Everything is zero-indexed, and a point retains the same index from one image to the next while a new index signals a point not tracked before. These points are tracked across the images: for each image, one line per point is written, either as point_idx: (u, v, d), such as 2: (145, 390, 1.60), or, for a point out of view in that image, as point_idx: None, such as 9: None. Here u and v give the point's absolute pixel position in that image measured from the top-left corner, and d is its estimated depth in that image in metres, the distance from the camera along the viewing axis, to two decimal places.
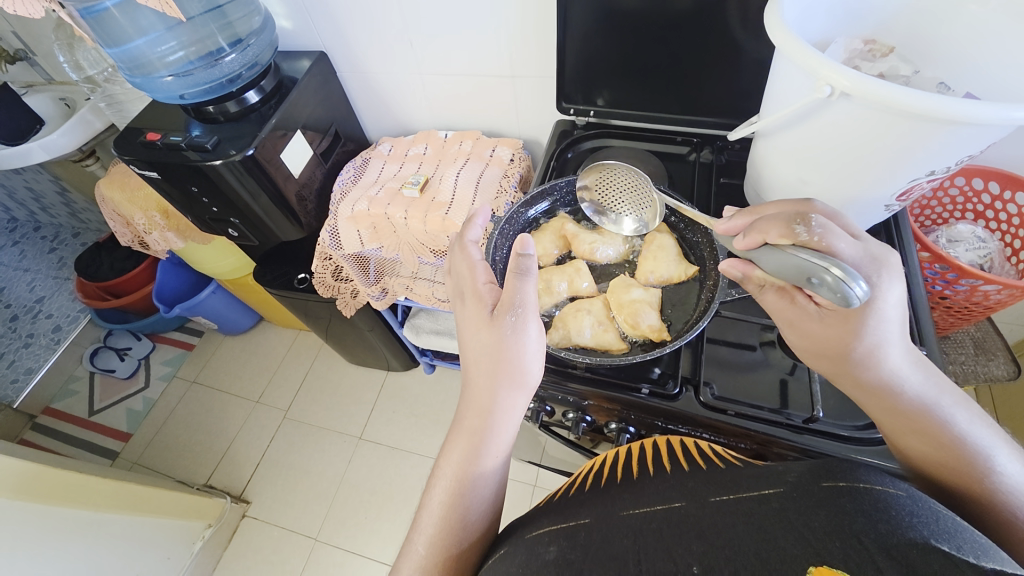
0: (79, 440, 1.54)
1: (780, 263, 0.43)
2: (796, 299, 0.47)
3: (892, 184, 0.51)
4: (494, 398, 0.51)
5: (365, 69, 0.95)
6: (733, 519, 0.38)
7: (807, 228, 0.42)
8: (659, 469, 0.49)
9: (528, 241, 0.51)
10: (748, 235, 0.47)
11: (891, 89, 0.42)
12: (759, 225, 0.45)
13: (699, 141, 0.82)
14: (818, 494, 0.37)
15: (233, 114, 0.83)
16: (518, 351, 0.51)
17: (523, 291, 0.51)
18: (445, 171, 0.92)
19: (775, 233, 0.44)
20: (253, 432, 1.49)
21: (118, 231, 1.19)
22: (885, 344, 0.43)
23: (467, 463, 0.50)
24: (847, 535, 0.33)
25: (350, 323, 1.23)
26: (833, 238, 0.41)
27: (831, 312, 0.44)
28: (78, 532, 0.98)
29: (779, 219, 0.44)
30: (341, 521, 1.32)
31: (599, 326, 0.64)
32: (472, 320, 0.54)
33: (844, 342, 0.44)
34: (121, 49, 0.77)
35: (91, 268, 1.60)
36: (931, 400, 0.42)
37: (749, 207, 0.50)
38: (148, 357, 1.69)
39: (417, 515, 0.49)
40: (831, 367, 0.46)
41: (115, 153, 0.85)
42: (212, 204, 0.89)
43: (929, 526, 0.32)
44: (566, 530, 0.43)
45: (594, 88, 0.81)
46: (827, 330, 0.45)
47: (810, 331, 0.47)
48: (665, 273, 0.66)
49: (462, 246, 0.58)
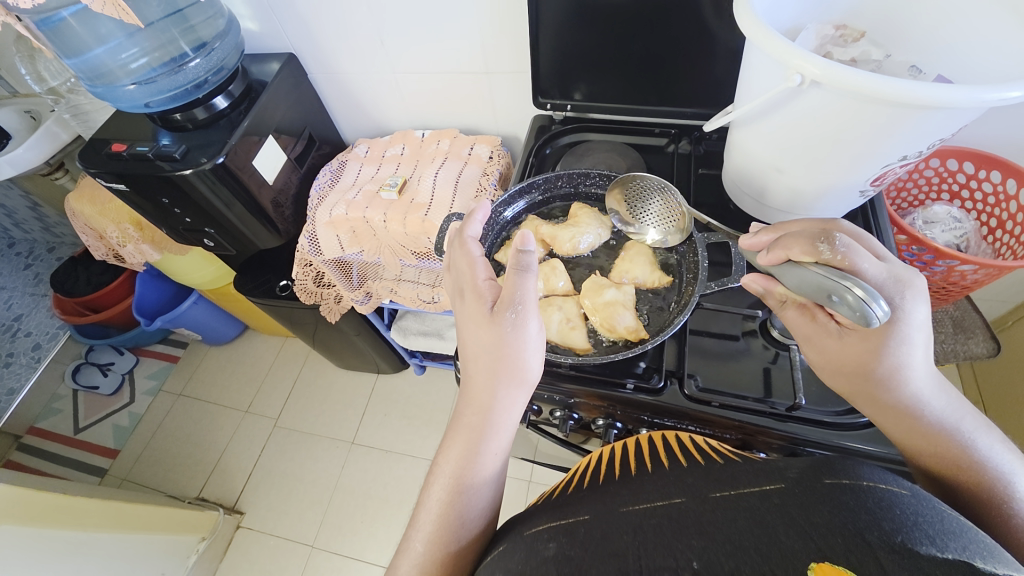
0: (66, 459, 1.51)
1: (799, 278, 0.43)
2: (816, 317, 0.48)
3: (867, 170, 0.51)
4: (494, 395, 0.50)
5: (336, 69, 0.93)
6: (733, 514, 0.38)
7: (831, 245, 0.42)
8: (656, 465, 0.48)
9: (527, 236, 0.50)
10: (771, 252, 0.47)
11: (862, 76, 0.41)
12: (783, 241, 0.45)
13: (677, 132, 0.81)
14: (821, 491, 0.37)
15: (201, 121, 0.81)
16: (518, 347, 0.50)
17: (524, 287, 0.50)
18: (423, 172, 0.91)
19: (798, 249, 0.44)
20: (244, 442, 1.48)
21: (91, 245, 1.15)
22: (906, 367, 0.42)
23: (466, 463, 0.49)
24: (852, 534, 0.33)
25: (336, 328, 1.22)
26: (857, 257, 0.41)
27: (853, 332, 0.44)
28: (68, 553, 0.96)
29: (802, 236, 0.44)
30: (337, 527, 1.31)
31: (566, 323, 0.64)
32: (471, 316, 0.53)
33: (865, 363, 0.44)
34: (80, 59, 0.75)
35: (67, 283, 1.56)
36: (952, 423, 0.42)
37: (775, 223, 0.49)
38: (132, 371, 1.66)
39: (416, 513, 0.49)
40: (848, 387, 0.46)
41: (81, 166, 0.82)
42: (185, 214, 0.87)
43: (934, 527, 0.32)
44: (566, 526, 0.42)
45: (571, 82, 0.80)
46: (847, 350, 0.45)
47: (827, 349, 0.47)
48: (640, 276, 0.65)
49: (461, 241, 0.57)
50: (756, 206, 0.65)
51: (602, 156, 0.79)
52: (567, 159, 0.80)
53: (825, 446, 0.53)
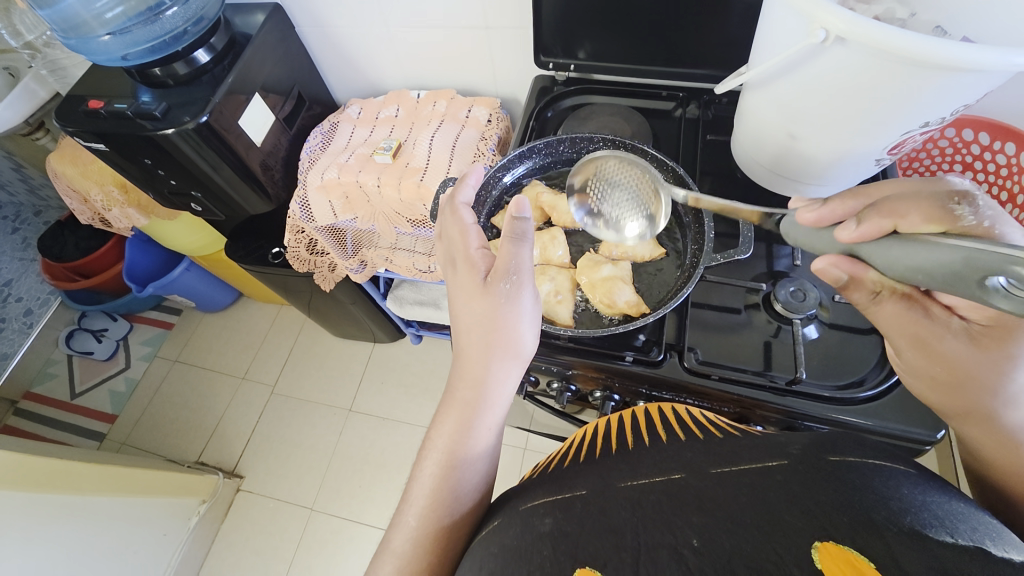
0: (64, 423, 1.52)
1: (924, 252, 0.36)
2: (929, 311, 0.41)
3: (886, 137, 0.48)
4: (488, 368, 0.50)
5: (326, 22, 0.88)
6: (736, 490, 0.38)
7: (971, 208, 0.36)
8: (654, 440, 0.48)
9: (523, 203, 0.51)
10: (868, 221, 0.41)
11: (890, 32, 0.38)
12: (893, 206, 0.39)
13: (685, 96, 0.77)
14: (822, 468, 0.37)
15: (183, 77, 0.77)
16: (513, 320, 0.50)
17: (518, 257, 0.49)
18: (419, 135, 0.87)
19: (917, 216, 0.38)
20: (242, 408, 1.48)
21: (76, 210, 1.12)
22: None
23: (460, 437, 0.49)
24: (858, 512, 0.33)
25: (331, 296, 1.20)
26: (1007, 226, 0.34)
27: (986, 332, 0.39)
28: (70, 516, 0.98)
29: (920, 201, 0.38)
30: (335, 489, 1.34)
31: (555, 294, 0.63)
32: (463, 287, 0.52)
33: (981, 373, 0.39)
34: (54, 10, 0.70)
35: (55, 248, 1.52)
36: None
37: (865, 191, 0.44)
38: (127, 337, 1.65)
39: (408, 487, 0.49)
40: (961, 403, 0.41)
41: (58, 124, 0.78)
42: (171, 176, 0.83)
43: (943, 508, 0.33)
44: (561, 502, 0.42)
45: (574, 40, 0.76)
46: (974, 355, 0.39)
47: (949, 353, 0.40)
48: (630, 249, 0.64)
49: (453, 208, 0.55)
50: (768, 174, 0.62)
51: (606, 121, 0.76)
52: (569, 123, 0.77)
53: (822, 420, 0.53)
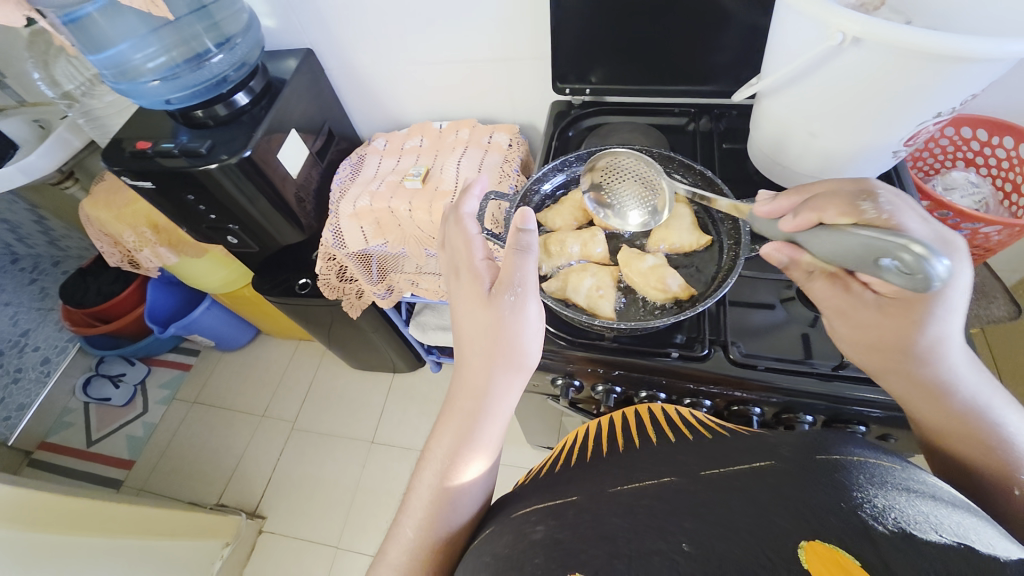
0: (79, 472, 1.49)
1: (842, 241, 0.42)
2: (851, 287, 0.48)
3: (900, 129, 0.52)
4: (490, 380, 0.50)
5: (354, 64, 0.94)
6: (725, 494, 0.37)
7: (874, 204, 0.42)
8: (644, 442, 0.48)
9: (528, 215, 0.51)
10: (801, 215, 0.46)
11: (902, 31, 0.42)
12: (817, 203, 0.45)
13: (696, 111, 0.83)
14: (812, 467, 0.37)
15: (222, 118, 0.80)
16: (516, 331, 0.50)
17: (523, 269, 0.51)
18: (445, 161, 0.91)
19: (833, 211, 0.44)
20: (262, 447, 1.46)
21: (106, 252, 1.15)
22: (945, 338, 0.43)
23: (458, 449, 0.49)
24: (847, 512, 0.32)
25: (354, 325, 1.21)
26: (903, 217, 0.41)
27: (893, 302, 0.44)
28: (100, 560, 0.96)
29: (839, 197, 0.44)
30: (361, 527, 1.30)
31: (597, 290, 0.63)
32: (467, 297, 0.53)
33: (903, 334, 0.44)
34: (102, 55, 0.74)
35: (77, 294, 1.54)
36: (983, 402, 0.42)
37: (799, 187, 0.49)
38: (144, 381, 1.64)
39: (405, 498, 0.49)
40: (886, 362, 0.46)
41: (104, 165, 0.81)
42: (210, 212, 0.87)
43: (925, 504, 0.31)
44: (556, 508, 0.42)
45: (588, 66, 0.81)
46: (887, 321, 0.45)
47: (866, 322, 0.46)
48: (678, 241, 0.66)
49: (458, 219, 0.57)
50: (787, 174, 0.65)
51: (626, 136, 0.80)
52: (590, 140, 0.82)
53: (877, 404, 0.54)
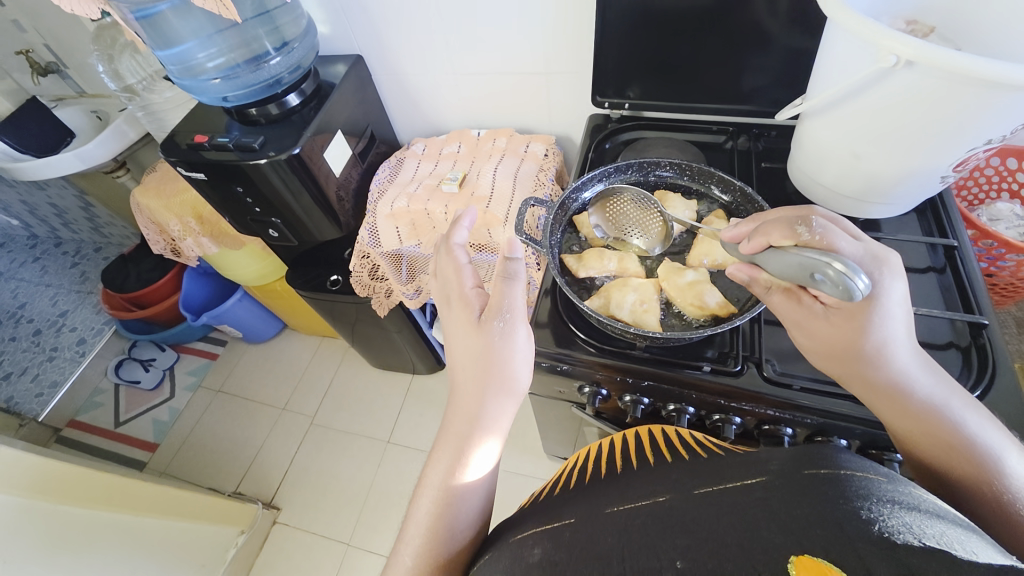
0: (104, 452, 1.53)
1: (782, 261, 0.47)
2: (802, 300, 0.53)
3: (949, 155, 0.52)
4: (483, 404, 0.52)
5: (399, 70, 0.97)
6: (715, 510, 0.38)
7: (809, 228, 0.47)
8: (643, 462, 0.51)
9: (515, 246, 0.55)
10: (753, 240, 0.52)
11: (957, 56, 0.42)
12: (763, 229, 0.50)
13: (735, 129, 0.83)
14: (803, 482, 0.36)
15: (274, 116, 0.84)
16: (507, 355, 0.53)
17: (510, 296, 0.54)
18: (482, 167, 0.93)
19: (778, 235, 0.49)
20: (280, 440, 1.49)
21: (151, 239, 1.20)
22: (891, 343, 0.47)
23: (453, 473, 0.49)
24: (831, 524, 0.32)
25: (378, 324, 1.24)
26: (834, 237, 0.46)
27: (839, 312, 0.49)
28: (122, 536, 0.98)
29: (781, 222, 0.49)
30: (372, 526, 1.31)
31: (640, 304, 0.63)
32: (461, 324, 0.56)
33: (851, 340, 0.49)
34: (170, 51, 0.78)
35: (117, 279, 1.61)
36: (941, 401, 0.45)
37: (752, 216, 0.56)
38: (173, 368, 1.69)
39: (404, 526, 0.49)
40: (843, 367, 0.50)
41: (161, 156, 0.86)
42: (255, 205, 0.90)
43: (911, 515, 0.31)
44: (551, 531, 0.43)
45: (626, 81, 0.83)
46: (835, 330, 0.50)
47: (820, 331, 0.51)
48: (720, 258, 0.65)
49: (448, 249, 0.60)
50: (828, 194, 0.65)
51: (663, 151, 0.81)
52: (627, 154, 0.83)
53: None
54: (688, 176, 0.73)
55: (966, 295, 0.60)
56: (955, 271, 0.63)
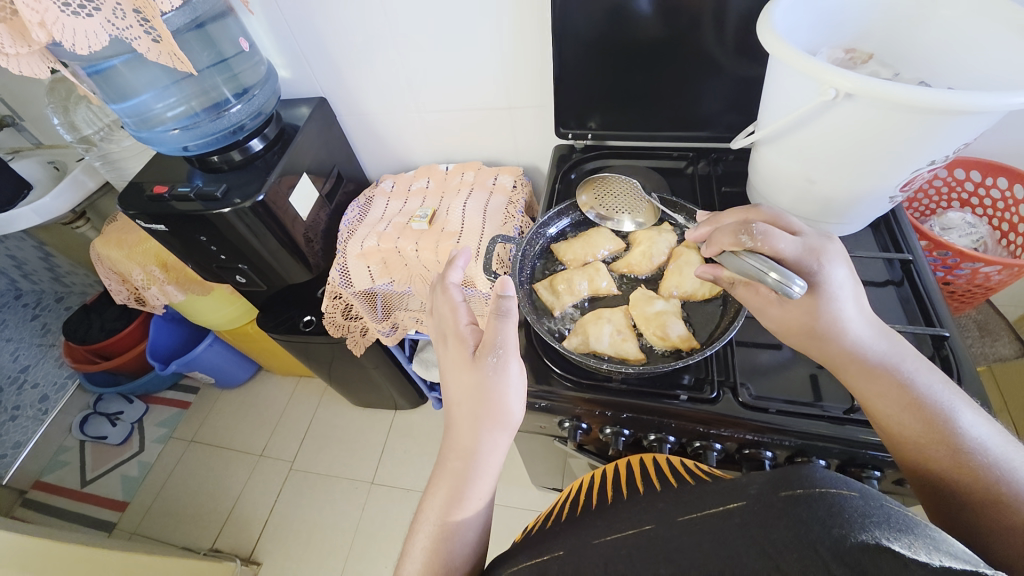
0: (69, 514, 1.44)
1: (735, 266, 0.50)
2: (760, 290, 0.56)
3: (896, 176, 0.54)
4: (477, 439, 0.50)
5: (363, 110, 0.97)
6: (700, 539, 0.36)
7: (751, 235, 0.50)
8: (632, 491, 0.49)
9: (507, 283, 0.52)
10: (708, 247, 0.55)
11: (893, 87, 0.44)
12: (714, 239, 0.53)
13: (695, 155, 0.86)
14: (777, 506, 0.34)
15: (237, 162, 0.83)
16: (502, 391, 0.51)
17: (504, 332, 0.52)
18: (451, 202, 0.93)
19: (727, 242, 0.52)
20: (259, 488, 1.43)
21: (113, 289, 1.16)
22: (843, 318, 0.49)
23: (450, 508, 0.48)
24: (805, 546, 0.31)
25: (356, 362, 1.21)
26: (774, 241, 0.49)
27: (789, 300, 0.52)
28: None
29: (727, 230, 0.52)
30: (359, 573, 1.25)
31: (617, 335, 0.64)
32: (455, 362, 0.54)
33: (807, 319, 0.51)
34: (126, 104, 0.77)
35: (80, 331, 1.54)
36: (892, 364, 0.48)
37: (710, 217, 0.58)
38: (142, 419, 1.62)
39: (400, 564, 0.47)
40: (802, 343, 0.53)
41: (119, 209, 0.84)
42: (220, 252, 0.88)
43: (880, 526, 0.31)
44: (541, 564, 0.41)
45: (588, 112, 0.85)
46: (790, 314, 0.53)
47: (778, 316, 0.54)
48: (689, 289, 0.67)
49: (443, 288, 0.57)
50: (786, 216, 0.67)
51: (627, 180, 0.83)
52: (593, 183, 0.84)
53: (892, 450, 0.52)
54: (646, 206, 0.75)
55: (924, 306, 0.62)
56: (912, 283, 0.65)
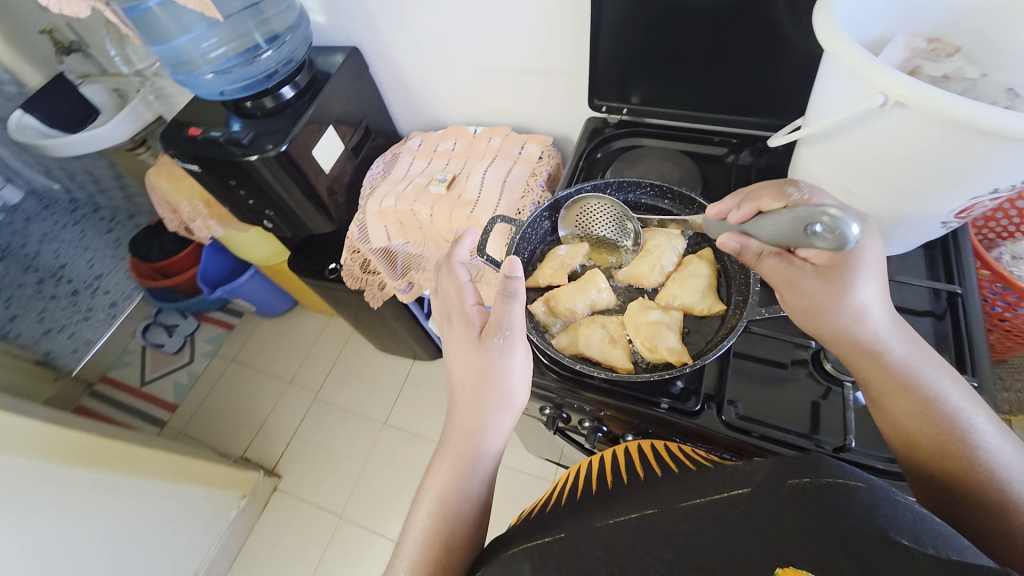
0: (131, 407, 1.65)
1: (778, 217, 0.45)
2: (793, 260, 0.47)
3: (951, 201, 0.46)
4: (482, 419, 0.51)
5: (395, 62, 0.95)
6: (700, 525, 0.38)
7: (798, 190, 0.47)
8: (633, 478, 0.50)
9: (515, 262, 0.49)
10: (743, 207, 0.51)
11: (953, 100, 0.37)
12: (753, 194, 0.50)
13: (738, 142, 0.78)
14: (785, 494, 0.36)
15: (269, 109, 0.84)
16: (505, 373, 0.51)
17: (511, 314, 0.49)
18: (473, 168, 0.91)
19: (769, 199, 0.48)
20: (287, 410, 1.57)
21: (165, 218, 1.25)
22: (873, 303, 0.44)
23: (452, 486, 0.49)
24: (806, 535, 0.33)
25: (377, 312, 1.26)
26: (821, 197, 0.46)
27: (829, 267, 0.45)
28: (127, 497, 1.05)
29: (769, 188, 0.49)
30: (364, 501, 1.37)
31: (608, 341, 0.62)
32: (460, 342, 0.53)
33: (839, 298, 0.45)
34: (165, 47, 0.80)
35: (143, 249, 1.70)
36: (913, 359, 0.44)
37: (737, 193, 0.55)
38: (194, 334, 1.79)
39: (401, 539, 0.49)
40: (821, 327, 0.46)
41: (161, 147, 0.88)
42: (249, 196, 0.92)
43: (887, 518, 0.31)
44: (543, 545, 0.43)
45: (627, 85, 0.79)
46: (823, 288, 0.45)
47: (806, 290, 0.46)
48: (688, 301, 0.63)
49: (448, 267, 0.55)
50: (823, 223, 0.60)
51: (655, 164, 0.77)
52: (618, 164, 0.79)
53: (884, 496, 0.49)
54: (670, 198, 0.69)
55: (959, 350, 0.54)
56: (955, 320, 0.56)
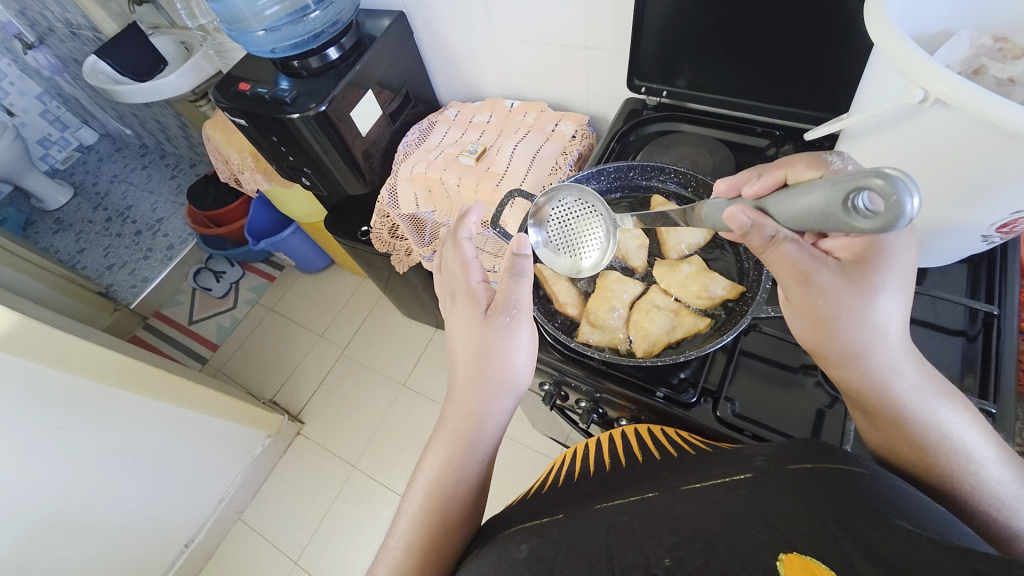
0: (180, 343, 1.80)
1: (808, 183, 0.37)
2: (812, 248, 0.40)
3: (989, 213, 0.43)
4: (482, 401, 0.50)
5: (439, 29, 0.95)
6: (694, 506, 0.37)
7: (839, 159, 0.43)
8: (630, 462, 0.51)
9: (524, 240, 0.50)
10: (765, 177, 0.46)
11: (996, 102, 0.34)
12: (783, 162, 0.45)
13: (780, 134, 0.74)
14: (786, 478, 0.35)
15: (314, 69, 0.87)
16: (507, 353, 0.50)
17: (517, 293, 0.49)
18: (504, 142, 0.91)
19: (801, 167, 0.44)
20: (315, 361, 1.66)
21: (219, 168, 1.33)
22: (889, 316, 0.39)
23: (449, 467, 0.49)
24: (813, 522, 0.30)
25: (404, 277, 1.30)
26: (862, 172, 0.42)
27: (856, 264, 0.39)
28: (167, 423, 1.16)
29: (802, 158, 0.45)
30: (377, 455, 1.44)
31: (673, 316, 0.62)
32: (461, 320, 0.52)
33: (855, 303, 0.39)
34: (222, 5, 0.84)
35: (199, 198, 1.81)
36: (921, 385, 0.40)
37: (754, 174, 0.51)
38: (238, 282, 1.91)
39: (394, 520, 0.48)
40: (829, 336, 0.41)
41: (214, 99, 0.93)
42: (289, 152, 0.96)
43: (888, 502, 0.30)
44: (541, 528, 0.43)
45: (669, 67, 0.75)
46: (843, 288, 0.39)
47: (824, 286, 0.40)
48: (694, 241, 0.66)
49: (454, 242, 0.54)
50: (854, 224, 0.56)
51: (688, 151, 0.74)
52: (650, 149, 0.77)
53: None
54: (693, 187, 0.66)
55: (984, 375, 0.50)
56: (988, 342, 0.52)
